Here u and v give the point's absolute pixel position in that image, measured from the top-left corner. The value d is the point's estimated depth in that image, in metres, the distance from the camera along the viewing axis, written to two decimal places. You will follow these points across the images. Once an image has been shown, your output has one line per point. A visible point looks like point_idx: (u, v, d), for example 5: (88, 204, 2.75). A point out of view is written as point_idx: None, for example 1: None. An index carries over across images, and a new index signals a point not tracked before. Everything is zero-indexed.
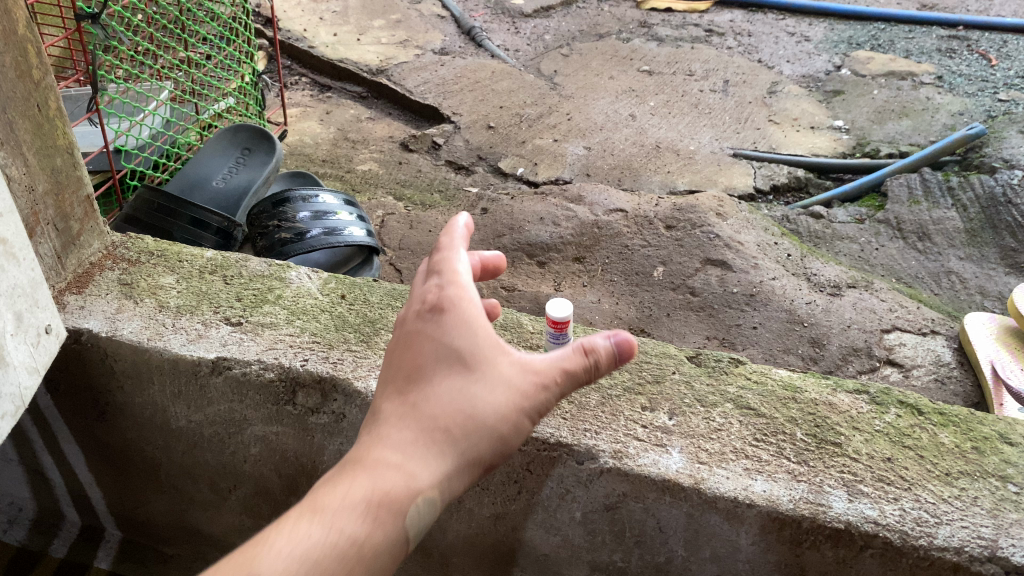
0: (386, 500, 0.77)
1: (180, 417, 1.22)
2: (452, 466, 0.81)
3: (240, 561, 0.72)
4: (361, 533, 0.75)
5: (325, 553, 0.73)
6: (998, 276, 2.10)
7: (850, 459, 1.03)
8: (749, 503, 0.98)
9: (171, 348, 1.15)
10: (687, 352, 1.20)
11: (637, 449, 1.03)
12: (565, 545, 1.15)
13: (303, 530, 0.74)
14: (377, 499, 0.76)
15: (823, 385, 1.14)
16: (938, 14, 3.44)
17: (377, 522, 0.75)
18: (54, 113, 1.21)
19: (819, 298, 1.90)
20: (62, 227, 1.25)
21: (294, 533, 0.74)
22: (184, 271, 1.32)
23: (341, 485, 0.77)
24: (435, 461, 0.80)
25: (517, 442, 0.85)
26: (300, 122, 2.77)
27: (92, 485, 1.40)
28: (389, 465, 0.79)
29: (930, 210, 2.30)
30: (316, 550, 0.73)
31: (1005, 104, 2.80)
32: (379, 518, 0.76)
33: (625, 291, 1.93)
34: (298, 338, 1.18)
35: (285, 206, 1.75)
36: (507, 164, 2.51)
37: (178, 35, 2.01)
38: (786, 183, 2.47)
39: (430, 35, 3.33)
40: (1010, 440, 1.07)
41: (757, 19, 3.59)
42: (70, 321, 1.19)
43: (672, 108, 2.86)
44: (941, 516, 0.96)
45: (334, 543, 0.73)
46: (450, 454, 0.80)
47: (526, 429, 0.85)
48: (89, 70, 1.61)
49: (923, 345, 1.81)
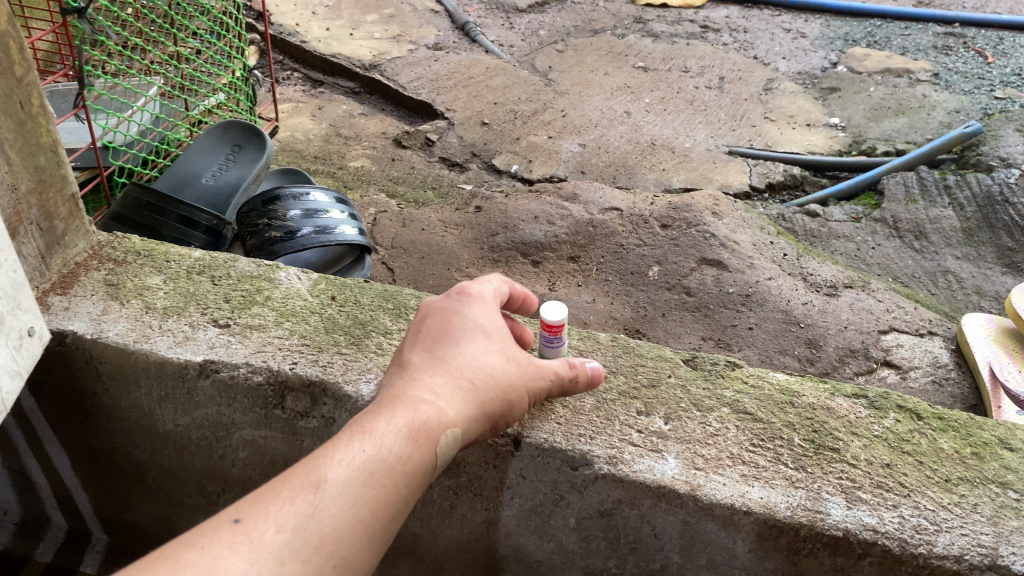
0: (422, 426, 0.85)
1: (167, 421, 1.20)
2: (477, 407, 0.91)
3: (302, 468, 0.79)
4: (402, 451, 0.83)
5: (374, 465, 0.80)
6: (994, 276, 2.10)
7: (849, 465, 1.01)
8: (746, 510, 0.96)
9: (157, 350, 1.13)
10: (683, 355, 1.18)
11: (632, 455, 1.01)
12: (559, 551, 1.13)
13: (356, 445, 0.81)
14: (417, 424, 0.85)
15: (821, 389, 1.13)
16: (934, 11, 3.42)
17: (417, 444, 0.84)
18: (38, 111, 1.18)
19: (816, 298, 1.88)
20: (46, 227, 1.23)
21: (347, 447, 0.81)
22: (172, 271, 1.29)
23: (384, 413, 0.85)
24: (463, 401, 0.90)
25: (523, 407, 0.98)
26: (292, 118, 2.74)
27: (78, 488, 1.38)
28: (425, 399, 0.88)
29: (926, 209, 2.28)
30: (366, 462, 0.80)
31: (1001, 102, 2.79)
32: (418, 441, 0.84)
33: (620, 291, 1.92)
34: (287, 341, 1.16)
35: (274, 204, 1.72)
36: (501, 161, 2.49)
37: (168, 30, 1.98)
38: (782, 181, 2.45)
39: (423, 30, 3.30)
40: (1010, 446, 1.05)
41: (753, 15, 3.57)
42: (53, 323, 1.17)
43: (668, 105, 2.84)
44: (940, 523, 0.95)
45: (381, 458, 0.81)
46: (475, 397, 0.91)
47: (530, 398, 0.99)
48: (76, 66, 1.59)
49: (920, 346, 1.80)
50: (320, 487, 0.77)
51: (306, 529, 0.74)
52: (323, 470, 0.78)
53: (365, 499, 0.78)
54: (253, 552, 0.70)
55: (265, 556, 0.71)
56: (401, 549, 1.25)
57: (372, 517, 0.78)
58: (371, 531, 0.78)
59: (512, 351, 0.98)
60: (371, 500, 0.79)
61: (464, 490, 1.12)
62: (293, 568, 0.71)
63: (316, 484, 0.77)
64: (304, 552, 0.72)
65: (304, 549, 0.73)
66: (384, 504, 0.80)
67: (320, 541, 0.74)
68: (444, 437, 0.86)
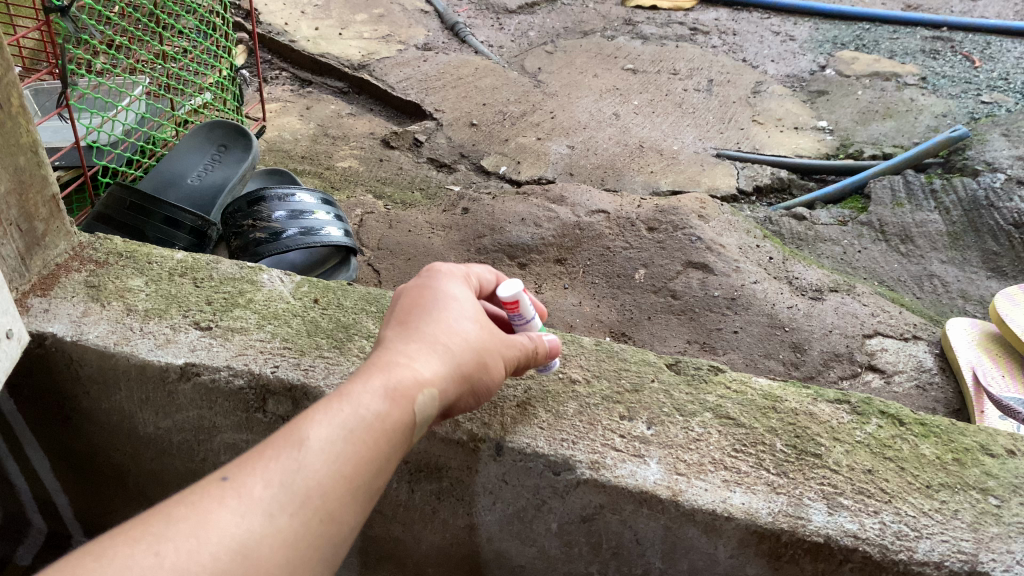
0: (400, 387, 0.83)
1: (148, 423, 1.19)
2: (454, 371, 0.89)
3: (284, 428, 0.77)
4: (382, 409, 0.81)
5: (355, 422, 0.79)
6: (979, 281, 2.11)
7: (831, 470, 1.01)
8: (727, 516, 0.96)
9: (138, 353, 1.12)
10: (667, 359, 1.18)
11: (614, 460, 1.01)
12: (541, 556, 1.13)
13: (336, 403, 0.80)
14: (395, 384, 0.83)
15: (804, 394, 1.13)
16: (922, 15, 3.43)
17: (396, 405, 0.82)
18: (17, 111, 1.17)
19: (801, 302, 1.89)
20: (26, 228, 1.22)
21: (328, 406, 0.79)
22: (153, 273, 1.28)
23: (362, 375, 0.83)
24: (439, 364, 0.88)
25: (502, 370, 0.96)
26: (279, 118, 2.73)
27: (58, 490, 1.36)
28: (401, 362, 0.86)
29: (913, 212, 2.29)
30: (346, 419, 0.79)
31: (988, 106, 2.80)
32: (397, 401, 0.82)
33: (606, 294, 1.91)
34: (269, 344, 1.15)
35: (260, 205, 1.71)
36: (489, 162, 2.48)
37: (153, 28, 1.97)
38: (769, 184, 2.46)
39: (412, 30, 3.29)
40: (991, 451, 1.06)
41: (742, 18, 3.58)
42: (33, 325, 1.16)
43: (656, 107, 2.84)
44: (921, 529, 0.95)
45: (361, 415, 0.79)
46: (451, 363, 0.89)
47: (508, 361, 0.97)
48: (59, 64, 1.57)
49: (904, 351, 1.80)
50: (303, 444, 0.75)
51: (294, 485, 0.73)
52: (305, 429, 0.76)
53: (350, 455, 0.77)
54: (241, 506, 0.70)
55: (253, 512, 0.70)
56: (384, 553, 1.24)
57: (359, 472, 0.77)
58: (359, 486, 0.77)
59: (488, 320, 0.96)
60: (356, 455, 0.77)
61: (446, 495, 1.11)
62: (281, 522, 0.70)
63: (298, 441, 0.75)
64: (292, 506, 0.72)
65: (292, 504, 0.72)
66: (370, 460, 0.78)
67: (307, 496, 0.73)
68: (422, 398, 0.84)
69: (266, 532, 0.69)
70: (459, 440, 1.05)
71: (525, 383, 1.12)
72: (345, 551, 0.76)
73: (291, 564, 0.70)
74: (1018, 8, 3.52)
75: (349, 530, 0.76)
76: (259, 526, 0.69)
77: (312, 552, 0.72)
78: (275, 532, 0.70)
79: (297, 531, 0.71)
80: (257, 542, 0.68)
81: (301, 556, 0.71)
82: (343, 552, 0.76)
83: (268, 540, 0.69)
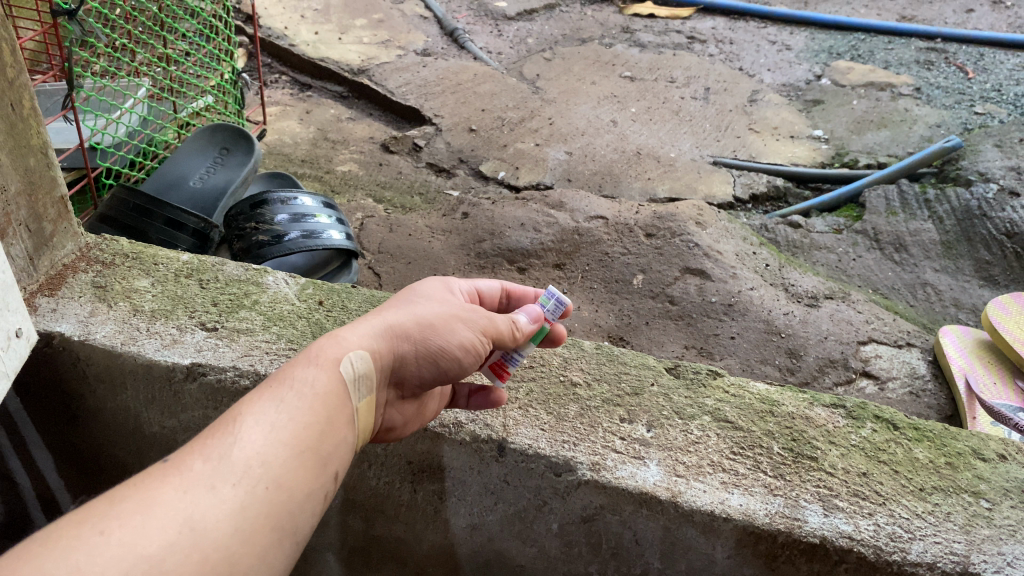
0: (324, 356, 0.89)
1: (153, 422, 1.21)
2: (388, 333, 0.95)
3: (217, 418, 0.82)
4: (307, 381, 0.86)
5: (282, 397, 0.84)
6: (972, 289, 2.14)
7: (827, 473, 1.03)
8: (726, 517, 0.98)
9: (145, 353, 1.14)
10: (666, 363, 1.20)
11: (615, 461, 1.03)
12: (541, 556, 1.14)
13: (270, 391, 0.84)
14: (319, 358, 0.89)
15: (801, 399, 1.15)
16: (916, 26, 3.47)
17: (321, 371, 0.88)
18: (28, 112, 1.19)
19: (797, 309, 1.91)
20: (35, 228, 1.23)
21: (263, 394, 0.84)
22: (160, 274, 1.30)
23: (296, 366, 0.88)
24: (372, 331, 0.94)
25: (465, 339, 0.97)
26: (280, 121, 2.74)
27: (61, 489, 1.38)
28: (329, 337, 0.92)
29: (907, 221, 2.32)
30: (274, 398, 0.83)
31: (981, 117, 2.84)
32: (322, 368, 0.88)
33: (604, 299, 1.94)
34: (274, 345, 1.17)
35: (262, 208, 1.73)
36: (488, 168, 2.50)
37: (157, 32, 1.99)
38: (765, 192, 2.49)
39: (412, 36, 3.32)
40: (983, 456, 1.08)
41: (739, 27, 3.61)
42: (41, 324, 1.17)
43: (654, 115, 2.86)
44: (914, 531, 0.97)
45: (287, 392, 0.84)
46: (385, 326, 0.95)
47: (474, 329, 0.97)
48: (65, 66, 1.59)
49: (898, 357, 1.83)
50: (234, 422, 0.79)
51: (233, 460, 0.76)
52: (234, 410, 0.81)
53: (283, 425, 0.81)
54: (182, 482, 0.73)
55: (194, 484, 0.73)
56: (385, 553, 1.26)
57: (295, 438, 0.81)
58: (299, 451, 0.81)
59: (435, 296, 1.03)
60: (288, 424, 0.82)
61: (448, 495, 1.13)
62: (226, 492, 0.74)
63: (231, 422, 0.80)
64: (233, 478, 0.75)
65: (234, 477, 0.75)
66: (304, 426, 0.82)
67: (247, 466, 0.76)
68: (350, 360, 0.90)
69: (211, 500, 0.72)
70: (462, 440, 1.07)
71: (526, 386, 1.14)
72: (300, 519, 0.79)
73: (241, 528, 0.73)
74: (1010, 20, 3.56)
75: (299, 496, 0.79)
76: (203, 496, 0.72)
77: (261, 516, 0.75)
78: (219, 499, 0.73)
79: (242, 497, 0.74)
80: (203, 510, 0.71)
81: (250, 519, 0.74)
82: (299, 519, 0.79)
83: (214, 507, 0.72)
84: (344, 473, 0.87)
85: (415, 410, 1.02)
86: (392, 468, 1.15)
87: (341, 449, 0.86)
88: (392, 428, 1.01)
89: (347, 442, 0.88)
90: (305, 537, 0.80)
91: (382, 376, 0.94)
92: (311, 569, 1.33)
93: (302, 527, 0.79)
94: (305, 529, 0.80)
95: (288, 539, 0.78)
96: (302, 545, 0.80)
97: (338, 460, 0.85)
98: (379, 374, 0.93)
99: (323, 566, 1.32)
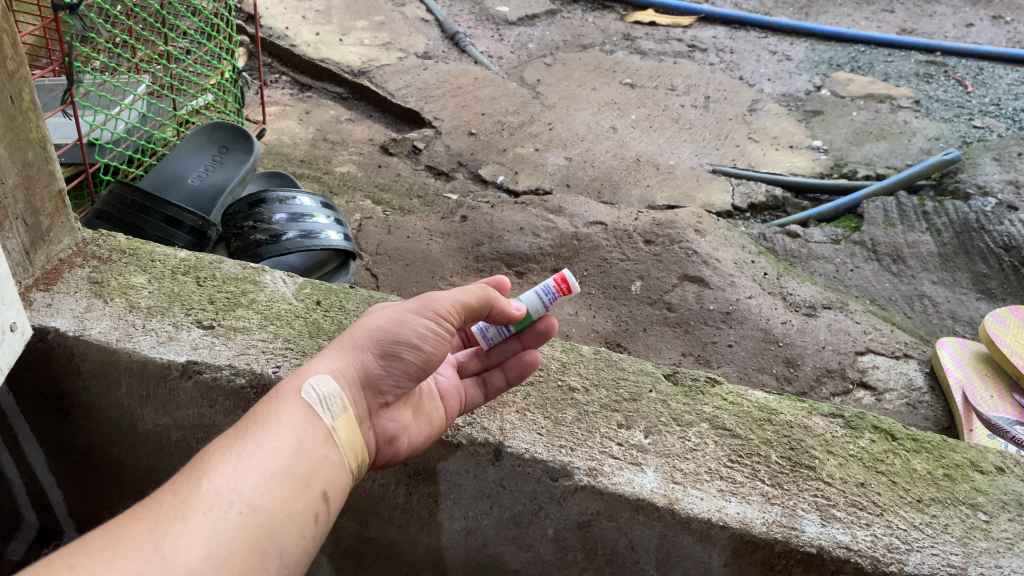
0: (289, 386, 0.90)
1: (147, 420, 1.20)
2: (346, 349, 0.95)
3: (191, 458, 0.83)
4: (275, 410, 0.87)
5: (250, 429, 0.85)
6: (969, 302, 2.14)
7: (824, 483, 1.03)
8: (722, 524, 0.97)
9: (140, 350, 1.13)
10: (664, 369, 1.20)
11: (612, 467, 1.02)
12: (536, 561, 1.14)
13: (238, 427, 0.86)
14: (284, 389, 0.90)
15: (799, 407, 1.14)
16: (916, 39, 3.48)
17: (285, 397, 0.89)
18: (28, 106, 1.18)
19: (794, 318, 1.91)
20: (32, 222, 1.23)
21: (233, 429, 0.86)
22: (157, 271, 1.29)
23: (264, 398, 0.90)
24: (332, 352, 0.95)
25: (421, 329, 0.97)
26: (279, 121, 2.74)
27: (52, 486, 1.37)
28: (293, 371, 0.93)
29: (905, 232, 2.32)
30: (243, 431, 0.85)
31: (980, 131, 2.84)
32: (288, 397, 0.89)
33: (602, 304, 1.93)
34: (271, 344, 1.16)
35: (261, 207, 1.72)
36: (487, 171, 2.50)
37: (158, 29, 1.98)
38: (763, 201, 2.49)
39: (413, 38, 3.32)
40: (981, 468, 1.08)
41: (739, 36, 3.62)
42: (36, 319, 1.16)
43: (654, 122, 2.86)
44: (912, 542, 0.96)
45: (256, 423, 0.86)
46: (342, 345, 0.96)
47: (427, 318, 0.97)
48: (65, 61, 1.58)
49: (895, 368, 1.83)
50: (203, 458, 0.81)
51: (200, 490, 0.77)
52: (204, 447, 0.83)
53: (253, 452, 0.82)
54: (152, 518, 0.74)
55: (164, 518, 0.74)
56: (378, 556, 1.25)
57: (266, 462, 0.82)
58: (272, 474, 0.82)
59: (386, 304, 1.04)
60: (257, 451, 0.83)
61: (443, 498, 1.12)
62: (194, 521, 0.75)
63: (200, 459, 0.81)
64: (201, 507, 0.76)
65: (202, 505, 0.76)
66: (275, 451, 0.83)
67: (216, 494, 0.77)
68: (314, 385, 0.90)
69: (180, 531, 0.73)
70: (458, 444, 1.06)
71: (524, 390, 1.13)
72: (282, 539, 0.80)
73: (215, 553, 0.74)
74: (1010, 35, 3.58)
75: (277, 518, 0.80)
76: (172, 527, 0.73)
77: (236, 540, 0.76)
78: (190, 528, 0.74)
79: (214, 524, 0.75)
80: (173, 540, 0.72)
81: (224, 543, 0.75)
82: (280, 539, 0.80)
83: (184, 536, 0.73)
84: (333, 490, 0.87)
85: (412, 416, 1.01)
86: (388, 470, 1.14)
87: (325, 467, 0.87)
88: (394, 440, 0.99)
89: (331, 459, 0.88)
90: (292, 557, 0.81)
91: (355, 390, 0.94)
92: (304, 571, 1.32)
93: (286, 547, 0.80)
94: (289, 549, 0.80)
95: (271, 560, 0.79)
96: (292, 565, 0.81)
97: (321, 478, 0.86)
98: (351, 388, 0.94)
99: (316, 568, 1.31)
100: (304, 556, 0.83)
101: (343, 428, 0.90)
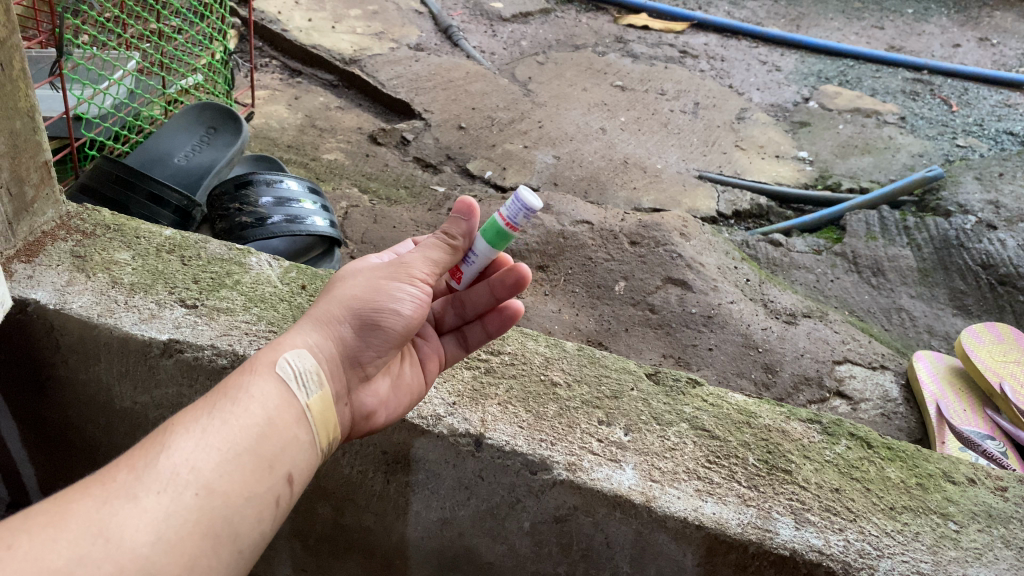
0: (264, 360, 0.91)
1: (125, 397, 1.19)
2: (321, 322, 0.96)
3: (155, 429, 0.83)
4: (246, 385, 0.87)
5: (219, 403, 0.85)
6: (945, 317, 2.18)
7: (799, 487, 1.04)
8: (697, 524, 0.98)
9: (121, 326, 1.12)
10: (647, 368, 1.21)
11: (592, 463, 1.03)
12: (510, 554, 1.13)
13: (207, 399, 0.86)
14: (258, 363, 0.90)
15: (777, 412, 1.16)
16: (905, 57, 3.52)
17: (262, 374, 0.89)
18: (18, 75, 1.17)
19: (775, 325, 1.92)
20: (16, 192, 1.21)
21: (202, 401, 0.86)
22: (141, 248, 1.28)
23: (240, 370, 0.91)
24: (306, 328, 0.96)
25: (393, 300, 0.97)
26: (267, 105, 2.72)
27: (23, 460, 1.35)
28: (267, 345, 0.93)
29: (885, 246, 2.35)
30: (211, 406, 0.85)
31: (962, 150, 2.88)
32: (261, 371, 0.89)
33: (585, 303, 1.95)
34: (253, 326, 1.15)
35: (247, 189, 1.71)
36: (475, 166, 2.50)
37: (151, 5, 1.96)
38: (748, 210, 2.51)
39: (406, 30, 3.30)
40: (953, 478, 1.09)
41: (730, 44, 3.64)
42: (16, 291, 1.15)
43: (642, 125, 2.88)
44: (883, 549, 0.98)
45: (225, 398, 0.86)
46: (316, 319, 0.96)
47: (394, 288, 0.98)
48: (55, 32, 1.54)
49: (872, 379, 1.85)
50: (166, 431, 0.81)
51: (157, 465, 0.77)
52: (168, 419, 0.82)
53: (216, 430, 0.82)
54: (103, 494, 0.74)
55: (115, 495, 0.74)
56: (352, 543, 1.24)
57: (232, 441, 0.82)
58: (235, 454, 0.82)
59: (355, 271, 1.04)
60: (222, 428, 0.82)
61: (421, 488, 1.12)
62: (147, 501, 0.74)
63: (163, 432, 0.81)
64: (156, 485, 0.76)
65: (158, 483, 0.76)
66: (239, 429, 0.83)
67: (174, 474, 0.77)
68: (289, 360, 0.91)
69: (130, 510, 0.73)
70: (438, 434, 1.06)
71: (506, 383, 1.14)
72: (238, 523, 0.80)
73: (163, 538, 0.74)
74: (996, 58, 3.63)
75: (235, 502, 0.80)
76: (123, 506, 0.73)
77: (188, 523, 0.76)
78: (140, 508, 0.74)
79: (167, 505, 0.75)
80: (121, 520, 0.72)
81: (175, 527, 0.75)
82: (235, 523, 0.80)
83: (133, 518, 0.73)
84: (297, 473, 0.88)
85: (389, 388, 1.03)
86: (366, 457, 1.14)
87: (291, 449, 0.87)
88: (371, 414, 1.00)
89: (300, 439, 0.88)
90: (247, 542, 0.81)
91: (333, 365, 0.95)
92: (274, 553, 1.31)
93: (240, 532, 0.80)
94: (245, 533, 0.81)
95: (224, 545, 0.79)
96: (246, 550, 0.81)
97: (286, 460, 0.86)
98: (328, 364, 0.95)
99: (289, 552, 1.30)
100: (260, 540, 0.83)
101: (317, 405, 0.91)
